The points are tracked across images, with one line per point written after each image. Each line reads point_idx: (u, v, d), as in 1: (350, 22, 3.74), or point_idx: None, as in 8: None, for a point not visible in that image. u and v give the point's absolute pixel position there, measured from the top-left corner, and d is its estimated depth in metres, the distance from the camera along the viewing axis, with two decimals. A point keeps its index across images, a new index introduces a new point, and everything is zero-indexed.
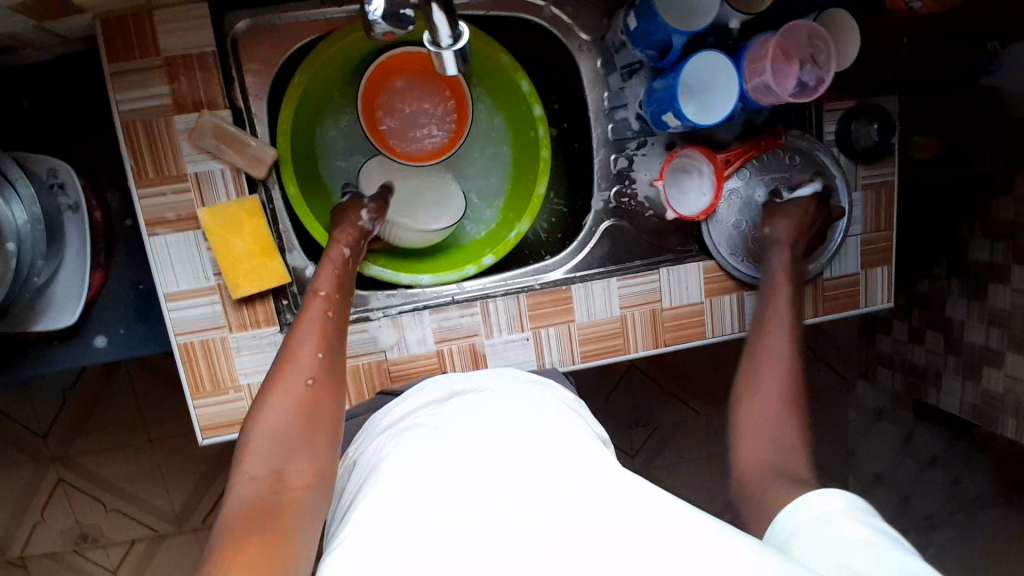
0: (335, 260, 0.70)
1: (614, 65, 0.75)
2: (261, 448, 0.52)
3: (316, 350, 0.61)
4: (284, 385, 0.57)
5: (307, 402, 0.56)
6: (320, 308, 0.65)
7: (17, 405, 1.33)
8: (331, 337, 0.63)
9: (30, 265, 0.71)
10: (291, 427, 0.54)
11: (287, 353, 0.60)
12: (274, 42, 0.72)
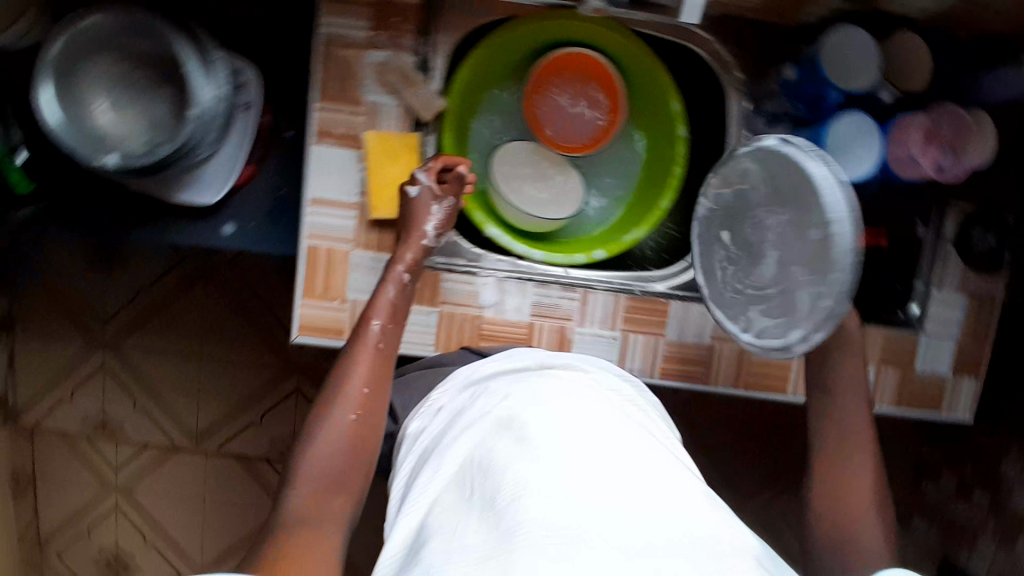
0: (392, 291, 0.75)
1: (761, 110, 0.80)
2: (308, 479, 0.62)
3: (362, 385, 0.68)
4: (329, 421, 0.65)
5: (351, 437, 0.65)
6: (371, 341, 0.71)
7: (92, 285, 1.40)
8: (378, 371, 0.70)
9: (202, 140, 0.76)
10: (332, 464, 0.63)
11: (335, 386, 0.68)
12: (468, 15, 0.77)
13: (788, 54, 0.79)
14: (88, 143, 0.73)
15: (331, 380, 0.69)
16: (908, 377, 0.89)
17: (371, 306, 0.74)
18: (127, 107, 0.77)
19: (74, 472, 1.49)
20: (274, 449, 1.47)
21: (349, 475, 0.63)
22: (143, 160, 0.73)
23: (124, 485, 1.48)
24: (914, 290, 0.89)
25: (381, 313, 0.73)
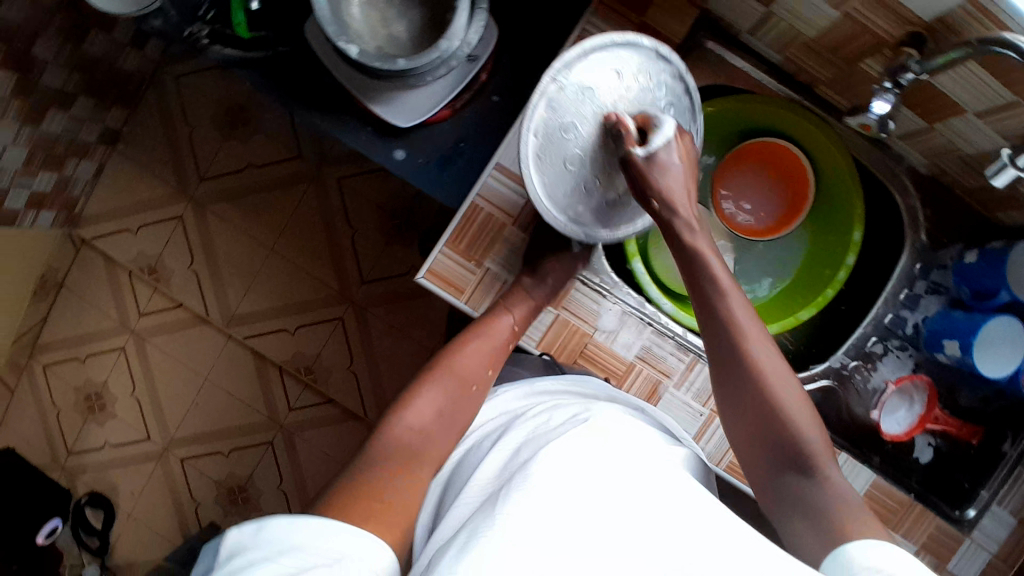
0: (536, 297, 0.80)
1: (926, 274, 0.83)
2: (399, 429, 0.69)
3: (470, 374, 0.77)
4: (433, 388, 0.74)
5: (449, 404, 0.73)
6: (496, 334, 0.79)
7: (210, 141, 1.43)
8: (487, 363, 0.79)
9: (433, 69, 0.77)
10: (423, 425, 0.71)
11: (447, 361, 0.77)
12: (715, 72, 0.82)
13: (972, 237, 0.82)
14: (337, 23, 0.74)
15: (445, 353, 0.78)
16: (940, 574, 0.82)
17: (512, 300, 0.79)
18: (374, 10, 0.81)
19: (102, 299, 1.49)
20: (292, 362, 1.47)
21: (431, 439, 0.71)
22: (379, 62, 0.74)
23: (140, 331, 1.48)
24: (977, 495, 0.84)
25: (517, 318, 0.79)
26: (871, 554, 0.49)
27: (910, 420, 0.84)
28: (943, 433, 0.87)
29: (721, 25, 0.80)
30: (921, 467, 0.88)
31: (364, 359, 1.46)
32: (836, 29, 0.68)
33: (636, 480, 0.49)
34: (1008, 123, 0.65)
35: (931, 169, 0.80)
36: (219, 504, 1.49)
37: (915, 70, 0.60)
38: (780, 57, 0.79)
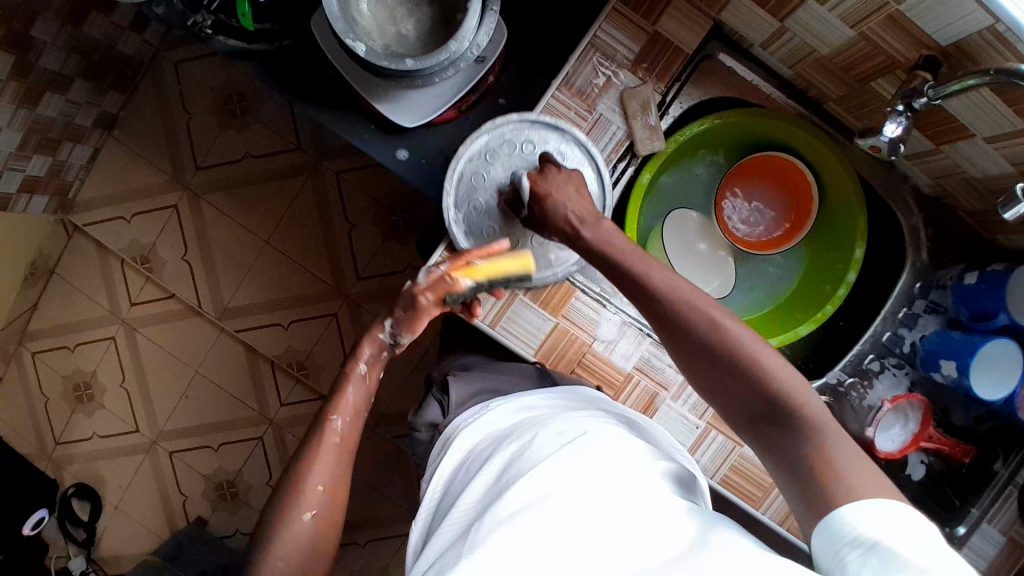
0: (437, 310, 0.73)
1: (926, 293, 0.83)
2: (265, 568, 0.58)
3: (318, 481, 0.62)
4: (290, 519, 0.60)
5: (307, 540, 0.60)
6: (328, 441, 0.64)
7: (208, 130, 1.41)
8: (338, 466, 0.64)
9: (441, 69, 0.77)
10: (290, 555, 0.59)
11: (292, 481, 0.62)
12: (723, 81, 0.82)
13: (972, 257, 0.83)
14: (346, 20, 0.73)
15: (293, 474, 0.62)
16: None
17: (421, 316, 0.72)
18: (384, 6, 0.79)
19: (93, 287, 1.47)
20: (284, 357, 1.46)
21: (313, 562, 0.60)
22: (386, 61, 0.73)
23: (131, 321, 1.46)
24: (967, 512, 0.87)
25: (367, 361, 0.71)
26: (864, 515, 0.46)
27: (904, 438, 0.84)
28: (936, 451, 0.87)
29: (733, 38, 0.79)
30: (912, 483, 0.88)
31: None
32: (849, 48, 0.68)
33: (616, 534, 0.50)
34: (1015, 148, 0.65)
35: (934, 189, 0.81)
36: (208, 498, 1.49)
37: (929, 96, 0.61)
38: (791, 73, 0.79)
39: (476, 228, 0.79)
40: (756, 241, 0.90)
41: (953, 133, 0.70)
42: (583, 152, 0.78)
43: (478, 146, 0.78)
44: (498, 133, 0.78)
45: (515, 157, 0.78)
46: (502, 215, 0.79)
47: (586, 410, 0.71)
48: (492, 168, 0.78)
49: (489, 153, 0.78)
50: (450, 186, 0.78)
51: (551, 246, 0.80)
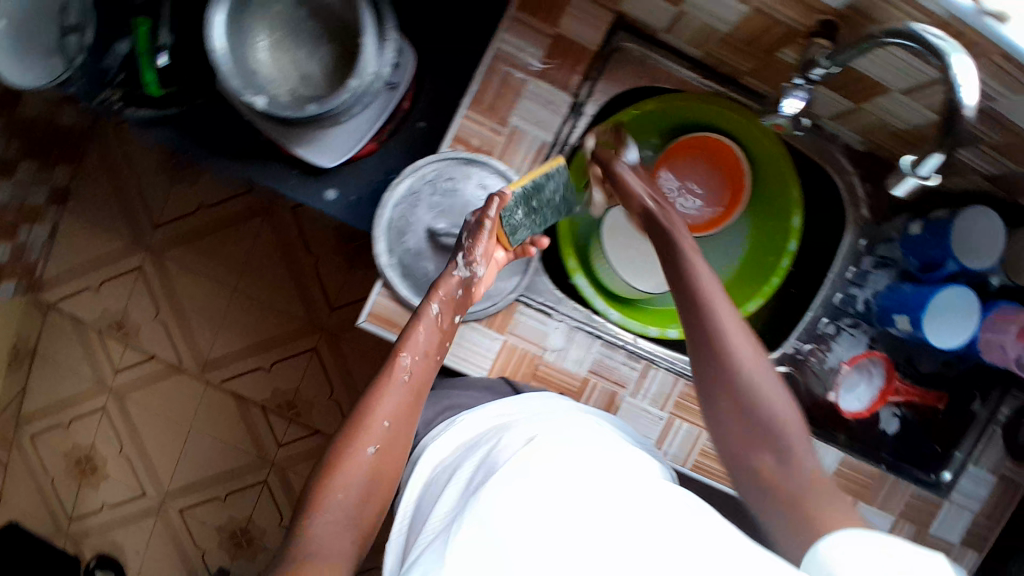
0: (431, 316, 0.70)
1: (873, 251, 0.82)
2: (325, 500, 0.59)
3: (384, 419, 0.64)
4: (354, 452, 0.61)
5: (370, 471, 0.61)
6: (398, 380, 0.66)
7: (157, 188, 1.40)
8: (408, 406, 0.66)
9: (349, 108, 0.76)
10: (355, 487, 0.60)
11: (358, 414, 0.63)
12: (635, 71, 0.80)
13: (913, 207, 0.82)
14: (243, 77, 0.73)
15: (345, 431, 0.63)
16: (922, 535, 0.85)
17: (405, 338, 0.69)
18: (283, 50, 0.78)
19: (77, 360, 1.47)
20: (274, 399, 1.47)
21: (370, 499, 0.61)
22: (289, 111, 0.73)
23: (119, 387, 1.47)
24: (952, 457, 0.86)
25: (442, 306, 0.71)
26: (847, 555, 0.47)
27: (871, 394, 0.85)
28: (908, 403, 0.87)
29: (638, 28, 0.78)
30: (889, 437, 0.87)
31: (345, 387, 1.46)
32: (749, 22, 0.66)
33: (608, 496, 0.48)
34: (929, 100, 0.64)
35: (866, 145, 0.79)
36: (225, 548, 1.51)
37: (824, 66, 0.61)
38: (701, 53, 0.78)
39: (412, 271, 0.79)
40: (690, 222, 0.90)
41: (866, 92, 0.69)
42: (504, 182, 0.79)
43: (399, 189, 0.78)
44: (419, 175, 0.78)
45: (440, 196, 0.79)
46: (432, 251, 0.79)
47: (555, 412, 0.70)
48: (418, 211, 0.79)
49: (413, 195, 0.78)
50: (379, 233, 0.77)
51: None
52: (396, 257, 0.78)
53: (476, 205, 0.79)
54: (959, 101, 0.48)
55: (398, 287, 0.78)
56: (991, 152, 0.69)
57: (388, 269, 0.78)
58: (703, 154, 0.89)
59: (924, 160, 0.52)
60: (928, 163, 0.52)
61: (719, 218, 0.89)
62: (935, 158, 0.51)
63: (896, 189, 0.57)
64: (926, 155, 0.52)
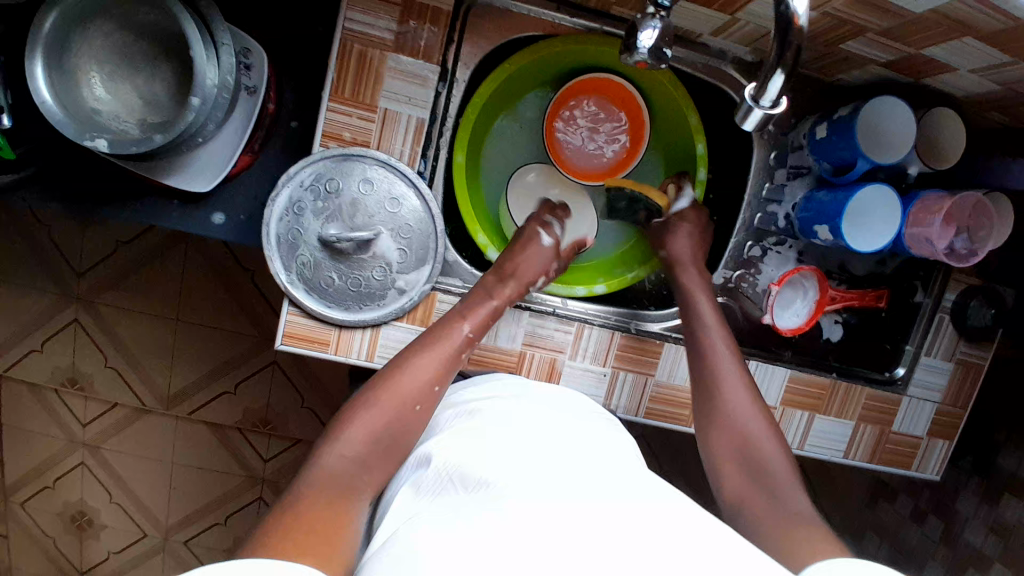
0: (489, 308, 0.73)
1: (784, 161, 0.79)
2: (351, 433, 0.61)
3: (431, 381, 0.67)
4: (392, 394, 0.65)
5: (399, 418, 0.64)
6: (452, 344, 0.69)
7: (67, 235, 1.32)
8: (451, 372, 0.69)
9: (201, 126, 0.71)
10: (381, 428, 0.63)
11: (406, 364, 0.67)
12: (500, 24, 0.75)
13: (820, 108, 0.78)
14: (82, 123, 0.67)
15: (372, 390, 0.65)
16: (885, 436, 0.86)
17: (457, 313, 0.72)
18: (122, 81, 0.71)
19: (42, 424, 1.42)
20: (248, 419, 1.45)
21: (391, 450, 0.63)
22: (137, 147, 0.67)
23: (91, 441, 1.44)
24: (903, 352, 0.86)
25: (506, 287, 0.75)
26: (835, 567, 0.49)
27: (807, 309, 0.82)
28: (849, 307, 0.85)
29: None
30: (834, 345, 0.86)
31: (316, 394, 1.45)
32: None
33: (599, 496, 0.50)
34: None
35: (757, 55, 0.74)
36: None
37: None
38: None
39: (316, 284, 0.74)
40: (601, 168, 0.88)
41: (734, 1, 0.61)
42: (388, 171, 0.74)
43: (280, 203, 0.72)
44: (296, 183, 0.72)
45: (323, 202, 0.73)
46: (332, 260, 0.74)
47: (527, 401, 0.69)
48: (306, 221, 0.73)
49: (296, 206, 0.73)
50: (272, 253, 0.73)
51: (395, 273, 0.75)
52: (297, 275, 0.74)
53: (365, 201, 0.73)
54: (790, 11, 0.43)
55: (310, 305, 0.74)
56: (880, 39, 0.62)
57: (294, 288, 0.74)
58: (597, 93, 0.85)
59: (766, 85, 0.46)
60: (771, 88, 0.46)
61: (629, 156, 0.87)
62: (776, 78, 0.45)
63: (745, 126, 0.50)
64: (766, 82, 0.46)
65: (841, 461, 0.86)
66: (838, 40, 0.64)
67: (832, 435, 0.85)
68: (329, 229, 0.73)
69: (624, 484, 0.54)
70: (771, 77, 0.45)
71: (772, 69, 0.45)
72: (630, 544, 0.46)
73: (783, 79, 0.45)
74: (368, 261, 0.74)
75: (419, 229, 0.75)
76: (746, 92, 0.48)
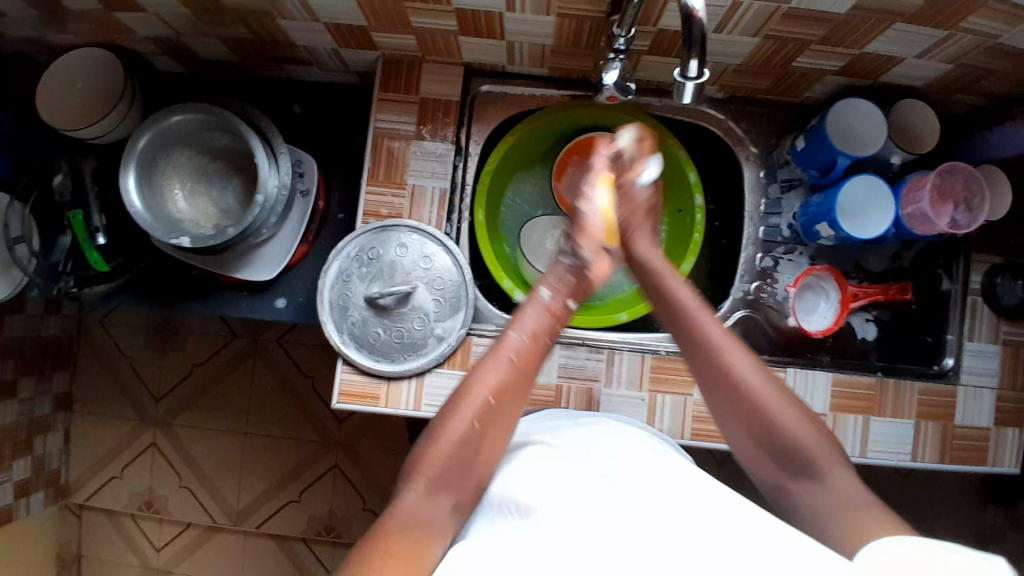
0: (540, 313, 0.73)
1: (775, 177, 0.87)
2: (424, 471, 0.64)
3: (489, 396, 0.66)
4: (453, 421, 0.65)
5: (469, 442, 0.65)
6: (509, 353, 0.69)
7: (147, 362, 1.43)
8: (512, 384, 0.68)
9: (264, 221, 0.84)
10: (451, 454, 0.64)
11: (464, 388, 0.67)
12: (501, 104, 0.90)
13: (795, 128, 0.87)
14: (164, 226, 0.81)
15: (447, 409, 0.67)
16: (950, 432, 0.82)
17: (516, 317, 0.72)
18: (200, 195, 0.88)
19: (118, 551, 1.46)
20: (311, 528, 1.41)
21: (465, 471, 0.65)
22: (211, 239, 0.80)
23: (164, 565, 1.45)
24: (946, 343, 0.85)
25: (553, 287, 0.75)
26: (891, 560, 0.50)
27: (834, 308, 0.85)
28: (876, 303, 0.86)
29: (488, 69, 0.87)
30: (872, 343, 0.86)
31: (373, 492, 1.40)
32: (561, 29, 0.73)
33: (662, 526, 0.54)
34: (744, 28, 0.68)
35: (726, 91, 0.85)
36: None
37: (622, 34, 0.64)
38: (547, 70, 0.86)
39: (365, 341, 0.82)
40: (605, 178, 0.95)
41: (675, 45, 0.73)
42: (421, 235, 0.84)
43: (331, 274, 0.83)
44: (344, 256, 0.83)
45: (368, 268, 0.83)
46: (378, 319, 0.82)
47: (589, 421, 0.73)
48: (353, 286, 0.83)
49: (344, 275, 0.83)
50: (326, 317, 0.83)
51: (434, 322, 0.83)
52: (348, 333, 0.82)
53: (403, 262, 0.83)
54: (689, 7, 0.54)
55: (360, 359, 0.82)
56: (823, 48, 0.71)
57: (347, 347, 0.82)
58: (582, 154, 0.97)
59: (687, 65, 0.58)
60: (692, 66, 0.58)
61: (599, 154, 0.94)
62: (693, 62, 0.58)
63: (683, 100, 0.62)
64: (687, 62, 0.58)
65: (911, 466, 0.82)
66: (786, 60, 0.74)
67: (896, 435, 0.81)
68: (373, 290, 0.83)
69: (698, 506, 0.56)
70: (687, 62, 0.58)
71: (688, 56, 0.57)
72: (670, 550, 0.51)
73: (698, 62, 0.58)
74: (411, 315, 0.83)
75: (451, 281, 0.84)
76: (676, 72, 0.60)
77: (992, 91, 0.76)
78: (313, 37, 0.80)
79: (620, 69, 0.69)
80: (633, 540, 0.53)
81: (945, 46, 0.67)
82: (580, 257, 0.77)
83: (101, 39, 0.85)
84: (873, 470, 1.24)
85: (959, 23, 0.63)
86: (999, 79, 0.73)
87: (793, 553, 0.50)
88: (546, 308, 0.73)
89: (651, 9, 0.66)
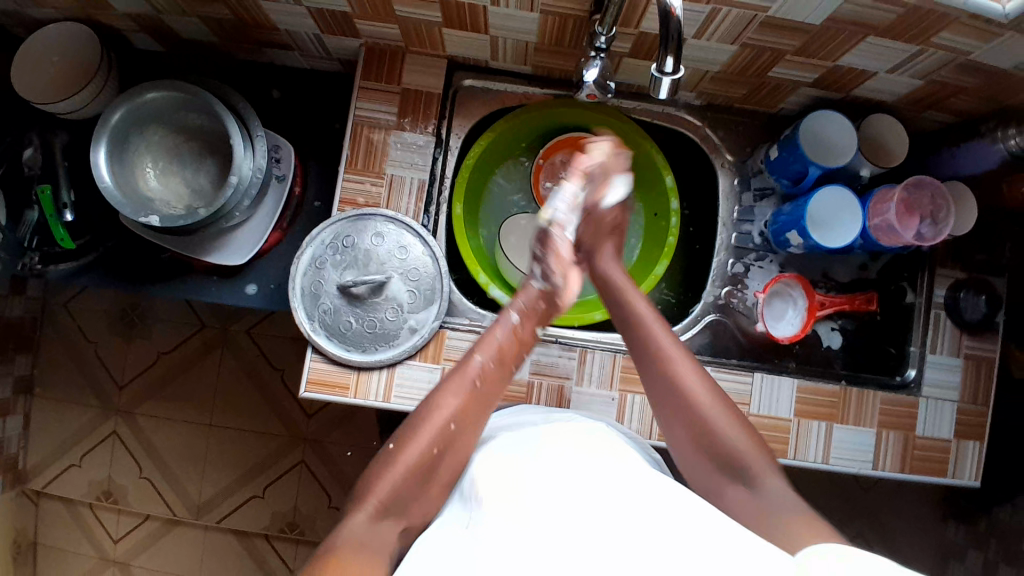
0: (501, 332, 0.73)
1: (749, 185, 0.89)
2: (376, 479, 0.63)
3: (450, 419, 0.66)
4: (412, 443, 0.65)
5: (427, 463, 0.65)
6: (471, 374, 0.69)
7: (111, 348, 1.40)
8: (473, 406, 0.68)
9: (238, 204, 0.83)
10: (408, 475, 0.64)
11: (424, 412, 0.67)
12: (484, 101, 0.90)
13: (770, 138, 0.89)
14: (134, 203, 0.80)
15: (406, 431, 0.67)
16: (911, 442, 0.83)
17: (480, 340, 0.72)
18: (174, 174, 0.87)
19: (75, 543, 1.41)
20: (274, 525, 1.38)
21: (423, 471, 0.65)
22: (181, 219, 0.79)
23: (120, 559, 1.41)
24: (909, 354, 0.87)
25: (521, 311, 0.75)
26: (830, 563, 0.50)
27: (800, 316, 0.87)
28: (843, 313, 0.88)
29: (471, 64, 0.88)
30: (838, 351, 0.88)
31: (340, 488, 1.38)
32: (545, 27, 0.74)
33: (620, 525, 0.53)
34: (722, 35, 0.70)
35: (704, 98, 0.87)
36: None
37: (603, 33, 0.65)
38: (530, 68, 0.87)
39: (336, 329, 0.81)
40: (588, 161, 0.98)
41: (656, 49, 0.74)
42: (397, 226, 0.84)
43: (305, 262, 0.82)
44: (318, 243, 0.83)
45: (342, 255, 0.83)
46: (349, 308, 0.82)
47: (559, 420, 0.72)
48: (326, 273, 0.82)
49: (318, 262, 0.82)
50: (297, 304, 0.82)
51: (406, 312, 0.82)
52: (319, 322, 0.81)
53: (377, 251, 0.83)
54: (667, 5, 0.55)
55: (329, 347, 0.81)
56: (798, 59, 0.73)
57: (317, 335, 0.81)
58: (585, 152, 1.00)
59: (662, 59, 0.59)
60: (667, 62, 0.60)
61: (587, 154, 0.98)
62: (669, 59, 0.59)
63: (660, 95, 0.63)
64: (663, 58, 0.59)
65: (872, 473, 0.83)
66: (763, 68, 0.76)
67: (858, 446, 0.83)
68: (347, 280, 0.82)
69: (659, 509, 0.55)
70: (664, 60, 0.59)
71: (664, 52, 0.58)
72: (628, 552, 0.51)
73: (674, 59, 0.59)
74: (384, 305, 0.82)
75: (425, 273, 0.84)
76: (652, 67, 0.61)
77: (961, 109, 0.79)
78: (296, 22, 0.79)
79: (600, 68, 0.70)
80: (592, 536, 0.52)
81: (918, 60, 0.69)
82: (551, 282, 0.77)
83: (80, 12, 0.84)
84: (837, 483, 1.26)
85: (930, 38, 0.65)
86: (968, 97, 0.75)
87: (750, 557, 0.51)
88: (509, 328, 0.74)
89: (632, 10, 0.67)
